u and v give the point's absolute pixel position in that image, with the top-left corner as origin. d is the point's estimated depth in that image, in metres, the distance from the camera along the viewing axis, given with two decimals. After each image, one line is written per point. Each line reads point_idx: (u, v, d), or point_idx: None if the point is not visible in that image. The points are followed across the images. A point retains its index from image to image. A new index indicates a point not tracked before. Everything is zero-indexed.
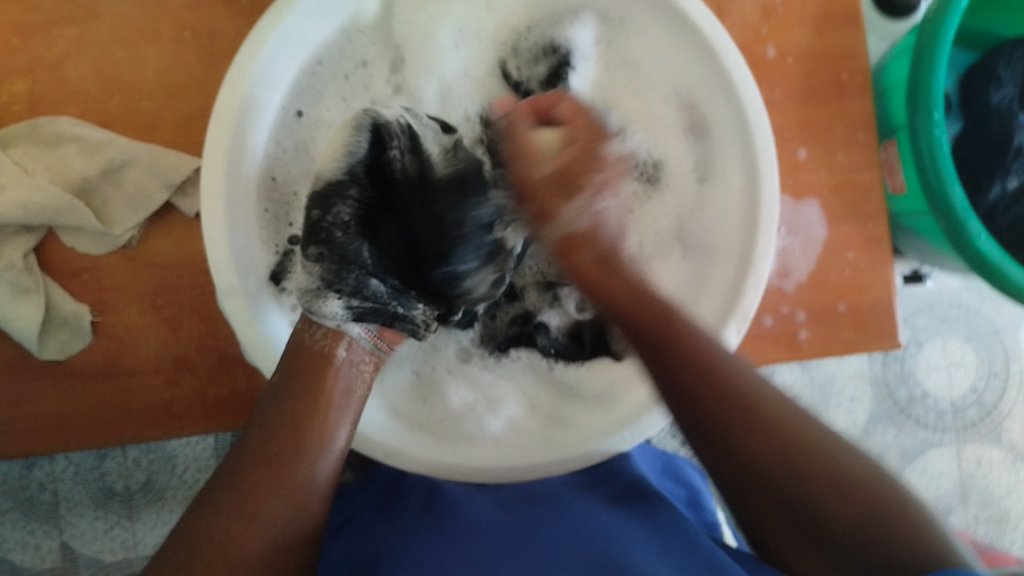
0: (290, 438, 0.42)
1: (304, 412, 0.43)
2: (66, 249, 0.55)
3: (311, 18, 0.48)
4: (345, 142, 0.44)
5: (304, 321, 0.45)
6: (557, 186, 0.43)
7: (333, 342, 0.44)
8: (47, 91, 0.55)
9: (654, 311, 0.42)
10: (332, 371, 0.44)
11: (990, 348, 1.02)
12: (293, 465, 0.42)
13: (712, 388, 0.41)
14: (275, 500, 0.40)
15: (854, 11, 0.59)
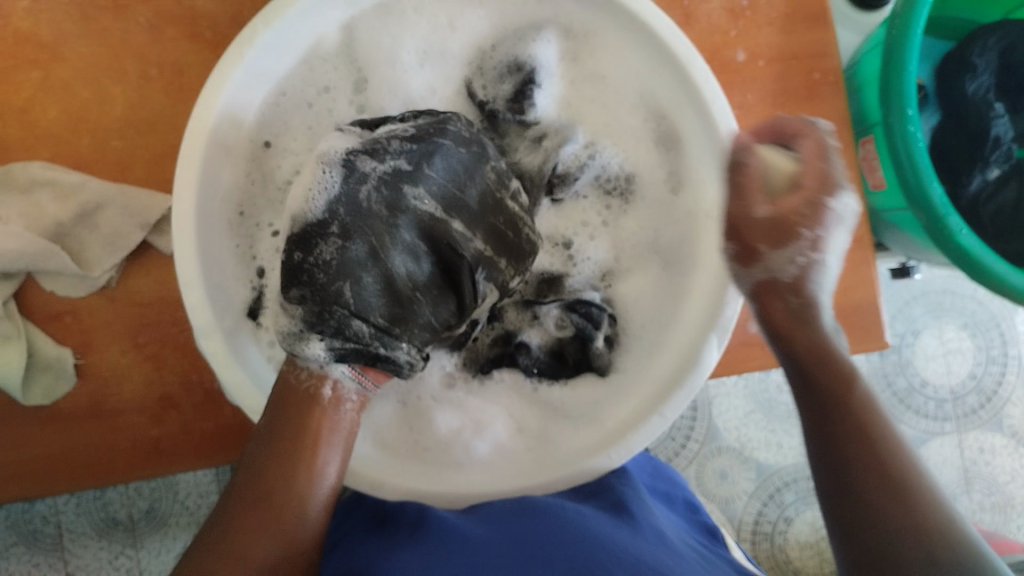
0: (279, 479, 0.42)
1: (292, 452, 0.43)
2: (45, 293, 0.55)
3: (271, 52, 0.49)
4: (317, 179, 0.43)
5: (289, 363, 0.45)
6: (769, 231, 0.41)
7: (319, 383, 0.45)
8: (17, 135, 0.55)
9: (837, 371, 0.42)
10: (320, 410, 0.44)
11: (987, 334, 1.02)
12: (286, 503, 0.42)
13: (868, 456, 0.40)
14: (264, 540, 0.40)
15: (821, 9, 0.59)
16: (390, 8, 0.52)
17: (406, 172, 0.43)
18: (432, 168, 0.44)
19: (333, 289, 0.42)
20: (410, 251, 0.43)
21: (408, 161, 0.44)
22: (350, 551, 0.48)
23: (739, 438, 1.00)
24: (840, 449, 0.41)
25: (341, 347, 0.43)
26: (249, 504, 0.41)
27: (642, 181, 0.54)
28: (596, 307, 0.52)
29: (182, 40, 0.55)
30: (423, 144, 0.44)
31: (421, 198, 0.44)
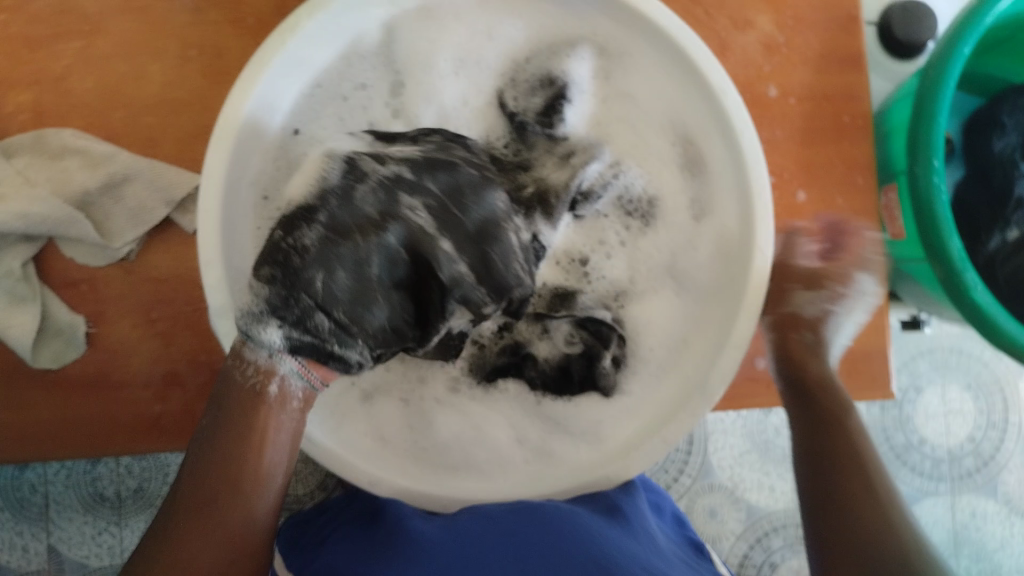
0: (222, 477, 0.43)
1: (236, 452, 0.44)
2: (65, 259, 0.56)
3: (314, 43, 0.50)
4: (318, 173, 0.42)
5: (236, 357, 0.45)
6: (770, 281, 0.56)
7: (265, 379, 0.45)
8: (52, 102, 0.55)
9: (817, 382, 0.53)
10: (263, 409, 0.45)
11: (989, 398, 1.02)
12: (232, 502, 0.43)
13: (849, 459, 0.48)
14: (205, 542, 0.42)
15: (858, 53, 0.60)
16: (431, 12, 0.52)
17: (404, 179, 0.42)
18: (433, 183, 0.43)
19: (304, 276, 0.40)
20: (387, 256, 0.41)
21: (411, 172, 0.43)
22: (345, 541, 0.50)
23: (732, 476, 0.99)
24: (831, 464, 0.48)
25: (298, 336, 0.42)
26: (192, 503, 0.43)
27: (665, 204, 0.53)
28: (606, 325, 0.51)
29: (223, 24, 0.56)
30: (427, 160, 0.44)
31: (416, 209, 0.42)
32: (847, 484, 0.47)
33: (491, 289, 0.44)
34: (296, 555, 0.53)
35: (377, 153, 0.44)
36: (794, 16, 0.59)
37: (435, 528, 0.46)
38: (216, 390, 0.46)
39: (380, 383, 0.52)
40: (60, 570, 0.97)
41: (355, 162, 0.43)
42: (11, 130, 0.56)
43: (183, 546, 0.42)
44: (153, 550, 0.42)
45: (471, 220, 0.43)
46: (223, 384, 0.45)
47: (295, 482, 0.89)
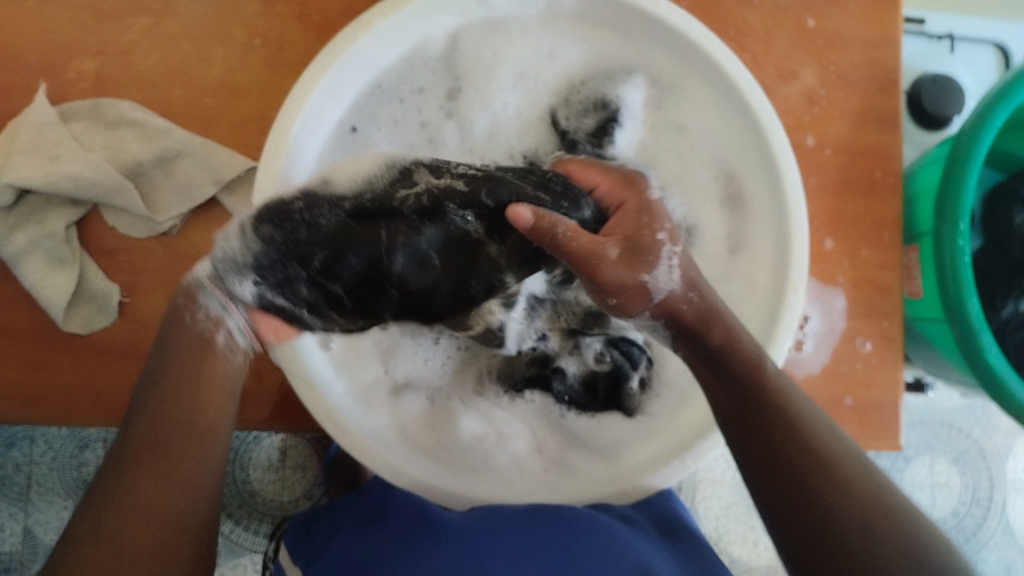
0: (174, 422, 0.44)
1: (188, 396, 0.45)
2: (107, 229, 0.57)
3: (383, 43, 0.51)
4: (366, 173, 0.44)
5: (186, 298, 0.46)
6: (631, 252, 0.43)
7: (214, 328, 0.46)
8: (113, 74, 0.57)
9: (751, 359, 0.44)
10: (213, 357, 0.46)
11: (976, 474, 0.98)
12: (187, 443, 0.44)
13: (783, 425, 0.43)
14: (167, 485, 0.42)
15: (894, 114, 0.61)
16: (496, 26, 0.54)
17: (458, 192, 0.42)
18: (490, 198, 0.42)
19: (305, 250, 0.40)
20: (413, 256, 0.41)
21: (467, 185, 0.43)
22: (356, 536, 0.50)
23: (717, 528, 0.99)
24: (757, 438, 0.44)
25: (273, 296, 0.42)
26: (146, 449, 0.43)
27: (703, 235, 0.56)
28: (637, 347, 0.54)
29: (290, 19, 0.57)
30: (488, 177, 0.43)
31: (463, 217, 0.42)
32: (779, 461, 0.43)
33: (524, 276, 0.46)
34: (303, 548, 0.53)
35: (428, 162, 0.45)
36: (837, 72, 0.61)
37: (461, 519, 0.48)
38: (161, 331, 0.47)
39: (411, 377, 0.54)
40: (33, 554, 0.94)
41: (406, 170, 0.44)
42: (69, 97, 0.57)
43: (143, 488, 0.42)
44: (110, 496, 0.41)
45: (518, 240, 0.43)
46: (168, 327, 0.46)
47: (280, 488, 0.89)
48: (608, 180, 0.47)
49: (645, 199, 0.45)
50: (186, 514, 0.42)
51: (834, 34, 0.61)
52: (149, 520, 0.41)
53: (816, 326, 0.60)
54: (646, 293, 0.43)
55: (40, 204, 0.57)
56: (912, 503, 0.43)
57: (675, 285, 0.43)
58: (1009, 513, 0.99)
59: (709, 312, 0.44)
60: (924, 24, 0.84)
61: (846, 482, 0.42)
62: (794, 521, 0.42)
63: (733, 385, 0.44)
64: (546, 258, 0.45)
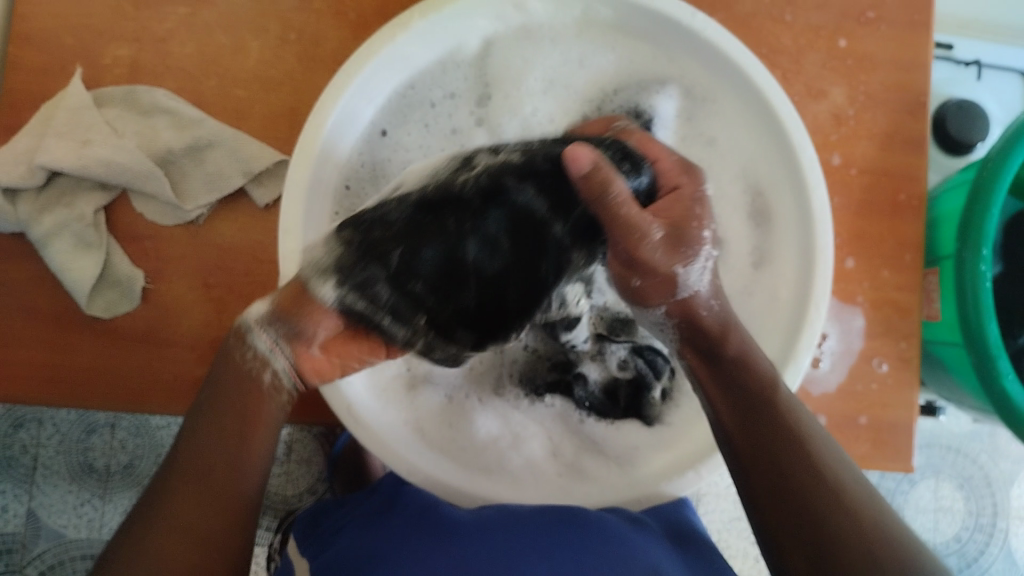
0: (222, 451, 0.43)
1: (234, 428, 0.44)
2: (134, 214, 0.57)
3: (420, 45, 0.52)
4: (435, 167, 0.46)
5: (236, 340, 0.46)
6: (672, 242, 0.44)
7: (262, 367, 0.45)
8: (149, 62, 0.58)
9: (763, 377, 0.45)
10: (262, 398, 0.45)
11: (980, 500, 0.98)
12: (229, 476, 0.43)
13: (776, 434, 0.43)
14: (206, 516, 0.41)
15: (921, 137, 0.61)
16: (530, 33, 0.56)
17: (515, 162, 0.42)
18: (544, 161, 0.42)
19: (380, 250, 0.41)
20: (484, 241, 0.41)
21: (521, 156, 0.43)
22: (364, 526, 0.50)
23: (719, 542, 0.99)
24: (750, 439, 0.43)
25: (348, 297, 0.42)
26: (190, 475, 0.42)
27: (728, 247, 0.56)
28: (661, 358, 0.55)
29: (326, 14, 0.57)
30: (542, 146, 0.44)
31: (529, 192, 0.42)
32: (763, 464, 0.42)
33: (584, 251, 0.46)
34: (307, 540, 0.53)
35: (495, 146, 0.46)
36: (866, 92, 0.61)
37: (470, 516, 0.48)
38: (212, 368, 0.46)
39: (432, 374, 0.55)
40: (35, 537, 0.94)
41: (473, 155, 0.45)
42: (104, 82, 0.58)
43: (178, 514, 0.41)
44: (151, 523, 0.40)
45: (577, 212, 0.43)
46: (220, 368, 0.46)
47: (285, 482, 0.89)
48: (669, 161, 0.47)
49: (700, 190, 0.46)
50: (219, 548, 0.41)
51: (865, 53, 0.61)
52: (182, 544, 0.40)
53: (834, 344, 0.60)
54: (673, 283, 0.45)
55: (71, 186, 0.57)
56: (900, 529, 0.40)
57: (701, 285, 0.46)
58: (1012, 541, 0.98)
59: (728, 321, 0.46)
60: (952, 49, 0.84)
61: (833, 491, 0.40)
62: (773, 522, 0.41)
63: (738, 391, 0.45)
64: (602, 231, 0.44)
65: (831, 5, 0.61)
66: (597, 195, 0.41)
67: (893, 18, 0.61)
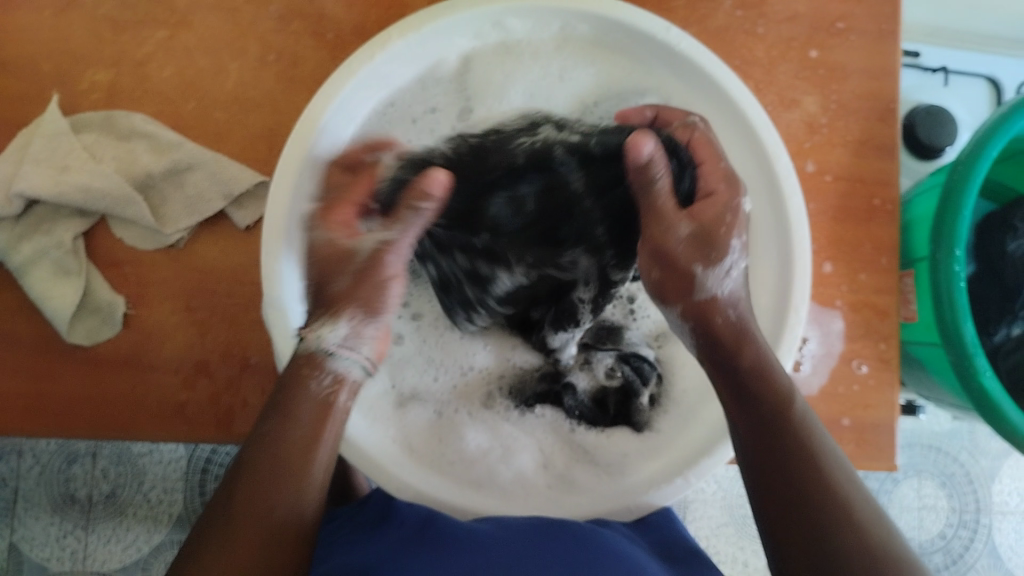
0: (282, 467, 0.42)
1: (297, 447, 0.43)
2: (114, 239, 0.57)
3: (397, 63, 0.54)
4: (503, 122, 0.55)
5: (309, 368, 0.45)
6: (696, 246, 0.48)
7: (337, 391, 0.45)
8: (127, 86, 0.58)
9: (774, 392, 0.45)
10: (330, 419, 0.44)
11: (963, 497, 0.99)
12: (283, 510, 0.41)
13: (794, 448, 0.43)
14: (261, 547, 0.40)
15: (893, 142, 0.62)
16: (509, 48, 0.57)
17: (571, 142, 0.51)
18: (597, 148, 0.50)
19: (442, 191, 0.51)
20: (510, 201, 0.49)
21: (578, 139, 0.51)
22: (354, 543, 0.49)
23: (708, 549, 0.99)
24: (767, 462, 0.43)
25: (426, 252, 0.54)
26: (244, 498, 0.41)
27: None
28: (647, 364, 0.57)
29: (304, 37, 0.58)
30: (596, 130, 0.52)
31: (572, 168, 0.49)
32: (781, 488, 0.42)
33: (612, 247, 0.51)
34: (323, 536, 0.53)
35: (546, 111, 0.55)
36: (837, 100, 0.62)
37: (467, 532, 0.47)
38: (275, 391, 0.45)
39: (418, 392, 0.57)
40: (17, 571, 0.92)
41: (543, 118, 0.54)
42: (81, 107, 0.58)
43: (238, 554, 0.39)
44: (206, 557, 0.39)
45: (616, 192, 0.50)
46: (286, 386, 0.45)
47: None
48: (714, 165, 0.50)
49: (735, 200, 0.49)
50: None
51: (836, 63, 0.62)
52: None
53: (814, 347, 0.61)
54: (692, 283, 0.48)
55: (49, 213, 0.57)
56: (909, 553, 0.40)
57: (725, 290, 0.48)
58: (995, 536, 0.99)
59: (743, 332, 0.47)
60: (919, 56, 0.86)
61: (854, 523, 0.40)
62: (791, 552, 0.41)
63: (754, 404, 0.45)
64: (635, 216, 0.50)
65: (801, 17, 0.62)
66: (643, 178, 0.48)
67: (862, 28, 0.62)
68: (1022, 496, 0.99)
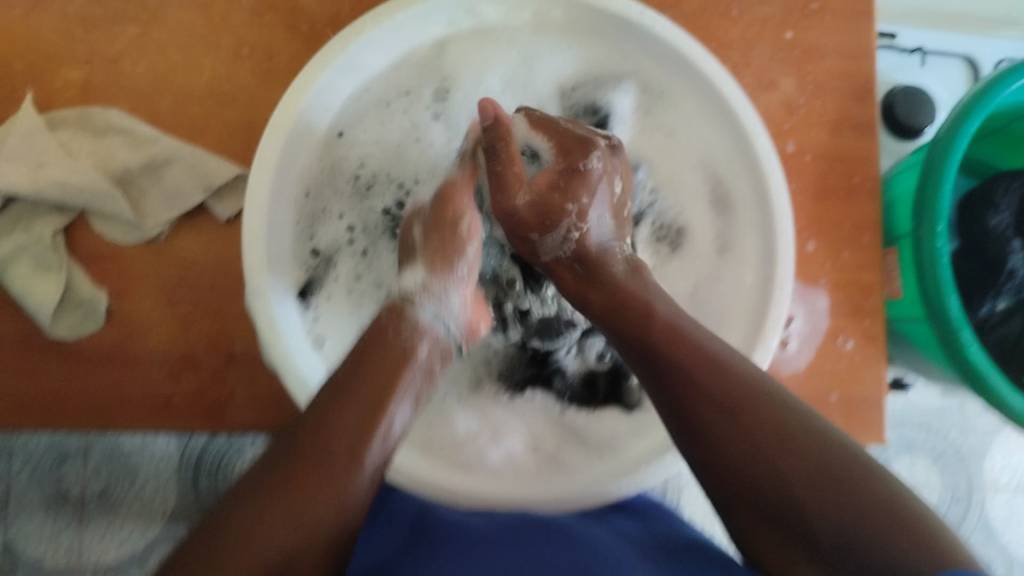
0: (349, 429, 0.41)
1: (369, 405, 0.42)
2: (94, 235, 0.57)
3: (369, 50, 0.55)
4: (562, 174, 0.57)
5: (385, 322, 0.46)
6: (541, 218, 0.51)
7: (413, 344, 0.46)
8: (102, 82, 0.58)
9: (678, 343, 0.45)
10: (406, 366, 0.44)
11: (955, 474, 0.99)
12: (341, 483, 0.39)
13: (715, 384, 0.43)
14: (322, 504, 0.38)
15: (871, 120, 0.62)
16: (486, 33, 0.58)
17: None
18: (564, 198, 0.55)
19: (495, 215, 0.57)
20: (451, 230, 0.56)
21: None
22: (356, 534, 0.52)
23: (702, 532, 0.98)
24: (720, 431, 0.41)
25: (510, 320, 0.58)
26: (317, 451, 0.40)
27: (693, 235, 0.59)
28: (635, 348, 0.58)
29: (278, 28, 0.57)
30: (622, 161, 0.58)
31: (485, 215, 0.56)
32: (773, 470, 0.39)
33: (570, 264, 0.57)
34: None
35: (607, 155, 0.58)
36: (815, 80, 0.62)
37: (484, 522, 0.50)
38: (359, 346, 0.45)
39: None
40: (12, 569, 0.92)
41: None
42: (55, 104, 0.58)
43: (287, 504, 0.38)
44: (262, 499, 0.38)
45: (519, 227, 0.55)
46: (370, 339, 0.46)
47: None
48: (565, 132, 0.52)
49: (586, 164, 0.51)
50: (310, 557, 0.38)
51: (812, 43, 0.62)
52: (286, 535, 0.37)
53: (800, 325, 0.61)
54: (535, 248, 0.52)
55: (26, 212, 0.57)
56: (872, 465, 0.38)
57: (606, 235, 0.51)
58: (987, 511, 0.99)
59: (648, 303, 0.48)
60: (896, 37, 0.86)
61: (808, 445, 0.39)
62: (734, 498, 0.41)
63: (669, 355, 0.45)
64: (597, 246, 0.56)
65: None
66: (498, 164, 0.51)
67: (837, 7, 0.62)
68: (1012, 471, 1.00)
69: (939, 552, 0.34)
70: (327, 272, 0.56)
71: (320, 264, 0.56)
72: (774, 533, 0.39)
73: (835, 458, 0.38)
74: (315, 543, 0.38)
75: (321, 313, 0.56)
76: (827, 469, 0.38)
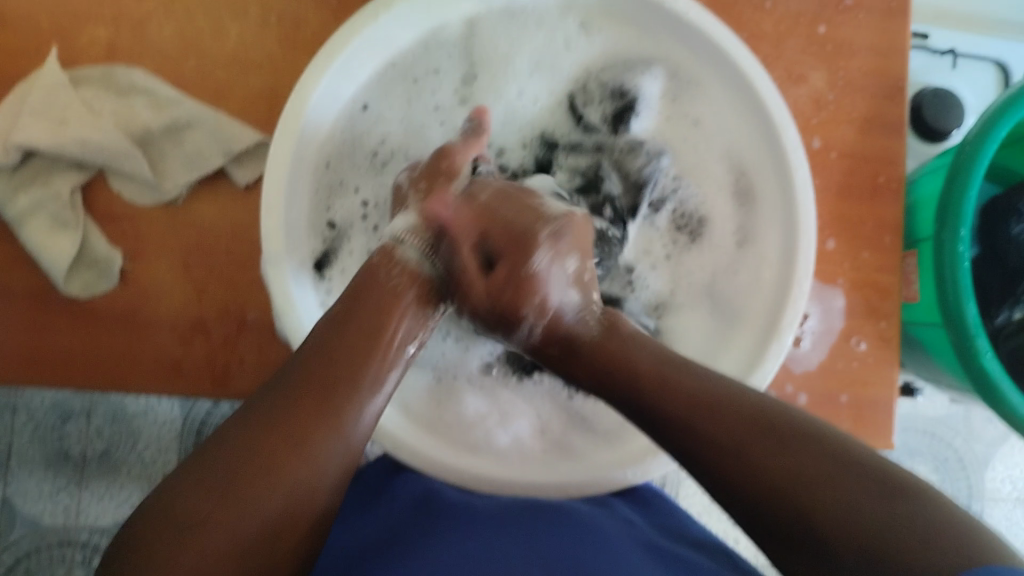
0: (347, 371, 0.43)
1: (365, 349, 0.44)
2: (111, 193, 0.57)
3: (401, 24, 0.54)
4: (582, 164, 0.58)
5: (382, 259, 0.48)
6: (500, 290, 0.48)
7: (405, 284, 0.48)
8: (127, 41, 0.57)
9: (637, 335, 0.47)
10: (399, 306, 0.47)
11: (955, 483, 0.99)
12: (339, 420, 0.41)
13: (680, 365, 0.44)
14: (326, 437, 0.40)
15: (899, 121, 0.62)
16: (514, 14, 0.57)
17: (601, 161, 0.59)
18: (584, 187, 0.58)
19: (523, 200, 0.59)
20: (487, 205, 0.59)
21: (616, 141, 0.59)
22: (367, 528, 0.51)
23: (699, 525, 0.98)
24: (671, 397, 0.43)
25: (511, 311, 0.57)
26: (315, 389, 0.42)
27: (714, 226, 0.58)
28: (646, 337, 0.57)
29: None
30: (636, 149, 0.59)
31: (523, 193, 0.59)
32: (730, 431, 0.40)
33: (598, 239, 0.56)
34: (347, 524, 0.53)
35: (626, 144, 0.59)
36: (846, 77, 0.61)
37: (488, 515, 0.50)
38: (350, 288, 0.47)
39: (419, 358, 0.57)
40: (10, 526, 0.92)
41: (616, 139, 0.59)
42: (79, 60, 0.57)
43: (285, 437, 0.39)
44: (262, 433, 0.39)
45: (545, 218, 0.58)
46: (366, 276, 0.48)
47: None
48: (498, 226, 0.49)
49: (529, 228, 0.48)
50: (307, 497, 0.39)
51: (845, 38, 0.61)
52: (297, 465, 0.39)
53: (815, 324, 0.61)
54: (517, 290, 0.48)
55: (44, 167, 0.57)
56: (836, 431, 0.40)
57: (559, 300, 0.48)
58: (985, 522, 0.99)
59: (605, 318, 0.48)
60: (928, 38, 0.85)
61: (765, 408, 0.41)
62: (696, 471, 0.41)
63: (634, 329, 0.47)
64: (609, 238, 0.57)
65: None
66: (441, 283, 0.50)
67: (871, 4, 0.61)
68: (1013, 483, 1.00)
69: (913, 492, 0.35)
70: (340, 243, 0.56)
71: (337, 236, 0.56)
72: (757, 523, 0.38)
73: (794, 418, 0.40)
74: (318, 479, 0.40)
75: (334, 286, 0.55)
76: (788, 427, 0.40)
